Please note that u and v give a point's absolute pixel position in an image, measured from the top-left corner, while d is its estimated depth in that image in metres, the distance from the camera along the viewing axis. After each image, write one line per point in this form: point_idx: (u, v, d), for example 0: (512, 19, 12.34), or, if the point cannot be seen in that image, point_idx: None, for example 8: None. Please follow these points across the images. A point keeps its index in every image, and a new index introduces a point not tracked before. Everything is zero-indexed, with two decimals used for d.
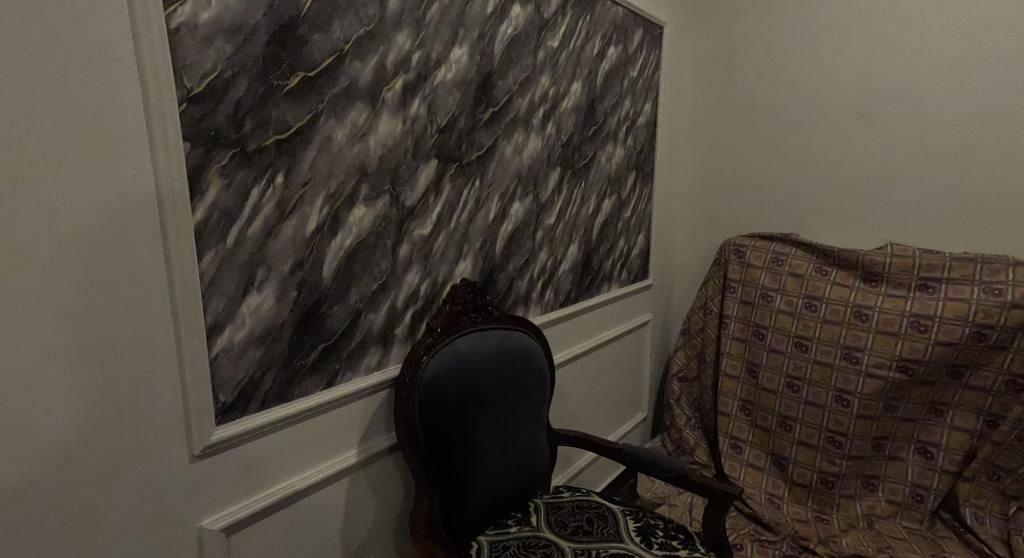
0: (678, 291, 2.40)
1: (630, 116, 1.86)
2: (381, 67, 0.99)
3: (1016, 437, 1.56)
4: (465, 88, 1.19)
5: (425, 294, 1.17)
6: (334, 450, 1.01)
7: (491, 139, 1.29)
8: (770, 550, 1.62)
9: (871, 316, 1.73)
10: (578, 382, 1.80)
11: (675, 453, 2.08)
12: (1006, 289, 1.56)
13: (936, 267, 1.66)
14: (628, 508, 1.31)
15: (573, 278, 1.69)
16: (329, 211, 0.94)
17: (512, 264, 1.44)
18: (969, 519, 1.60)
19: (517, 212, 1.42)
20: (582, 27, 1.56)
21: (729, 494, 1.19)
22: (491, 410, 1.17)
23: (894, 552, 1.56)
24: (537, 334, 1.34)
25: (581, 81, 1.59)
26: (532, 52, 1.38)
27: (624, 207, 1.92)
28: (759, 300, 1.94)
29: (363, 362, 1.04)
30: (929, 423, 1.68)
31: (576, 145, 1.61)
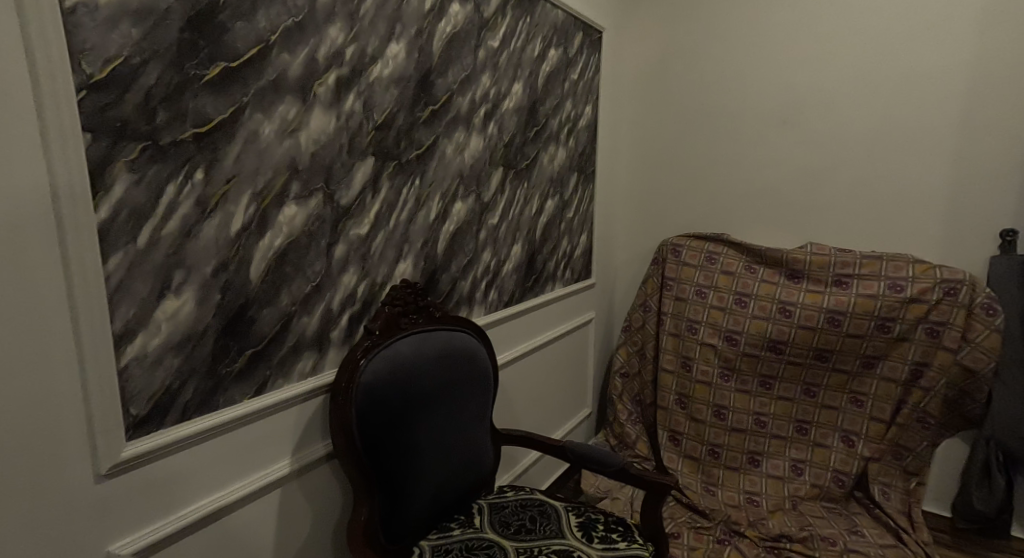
0: (620, 289, 2.47)
1: (571, 117, 1.90)
2: (312, 60, 0.95)
3: (916, 419, 1.74)
4: (404, 85, 1.17)
5: (363, 296, 1.14)
6: (264, 462, 0.96)
7: (431, 137, 1.27)
8: (705, 536, 1.70)
9: (795, 312, 1.84)
10: (523, 381, 1.81)
11: (618, 448, 2.14)
12: (907, 284, 1.71)
13: (849, 265, 1.80)
14: (570, 504, 1.34)
15: (516, 278, 1.70)
16: (257, 209, 0.89)
17: (455, 264, 1.43)
18: (878, 496, 1.76)
19: (459, 211, 1.41)
20: (523, 28, 1.57)
21: (666, 485, 1.23)
22: (433, 413, 1.16)
23: (815, 530, 1.68)
24: (481, 333, 1.34)
25: (522, 82, 1.60)
26: (472, 51, 1.38)
27: (566, 208, 1.95)
28: (694, 297, 2.03)
29: (296, 367, 1.00)
30: (849, 411, 1.81)
31: (518, 146, 1.62)
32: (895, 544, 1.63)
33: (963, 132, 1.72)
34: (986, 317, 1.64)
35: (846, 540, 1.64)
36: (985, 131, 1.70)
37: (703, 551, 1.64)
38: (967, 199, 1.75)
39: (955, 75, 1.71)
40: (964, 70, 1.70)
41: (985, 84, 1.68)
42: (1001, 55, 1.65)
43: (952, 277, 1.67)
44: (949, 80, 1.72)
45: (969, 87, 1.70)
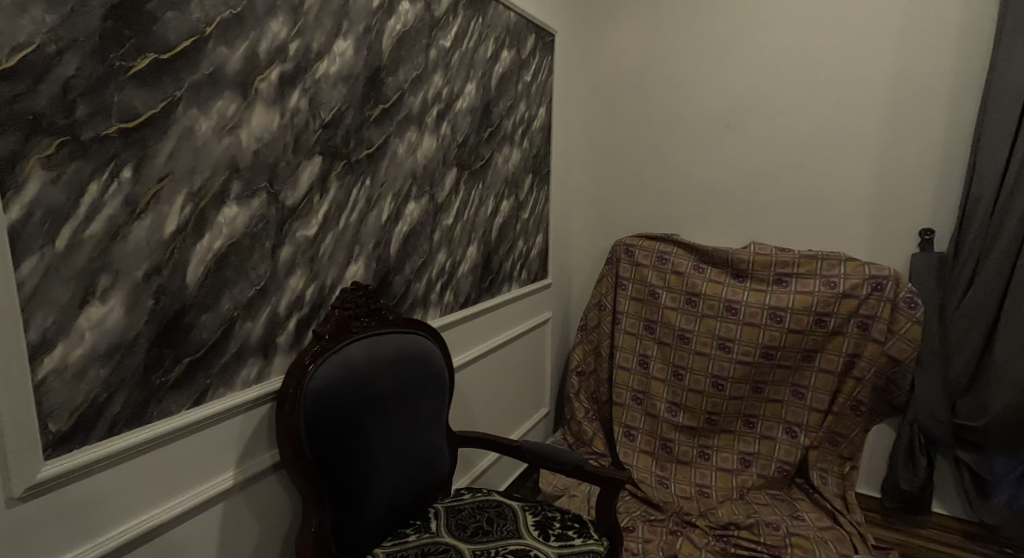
0: (576, 289, 2.50)
1: (525, 118, 1.91)
2: (253, 55, 0.91)
3: (850, 407, 1.85)
4: (352, 83, 1.14)
5: (312, 299, 1.10)
6: (205, 475, 0.92)
7: (382, 137, 1.25)
8: (659, 528, 1.74)
9: (740, 309, 1.92)
10: (480, 382, 1.80)
11: (575, 446, 2.16)
12: (840, 281, 1.82)
13: (788, 263, 1.89)
14: (527, 503, 1.34)
15: (472, 279, 1.69)
16: (193, 209, 0.85)
17: (409, 265, 1.41)
18: (817, 481, 1.86)
19: (412, 212, 1.39)
20: (475, 29, 1.56)
21: (621, 481, 1.26)
22: (387, 418, 1.13)
23: (761, 517, 1.75)
24: (437, 336, 1.33)
25: (475, 83, 1.60)
26: (423, 51, 1.36)
27: (522, 208, 1.96)
28: (647, 296, 2.08)
29: (239, 375, 0.96)
30: (790, 403, 1.91)
31: (472, 146, 1.62)
32: (833, 527, 1.73)
33: (889, 139, 1.84)
34: (908, 310, 1.76)
35: (789, 525, 1.72)
36: (907, 137, 1.82)
37: (657, 543, 1.68)
38: (892, 201, 1.87)
39: (880, 85, 1.83)
40: (888, 80, 1.82)
41: (907, 94, 1.80)
42: (920, 68, 1.77)
43: (880, 273, 1.78)
44: (875, 90, 1.84)
45: (892, 96, 1.82)
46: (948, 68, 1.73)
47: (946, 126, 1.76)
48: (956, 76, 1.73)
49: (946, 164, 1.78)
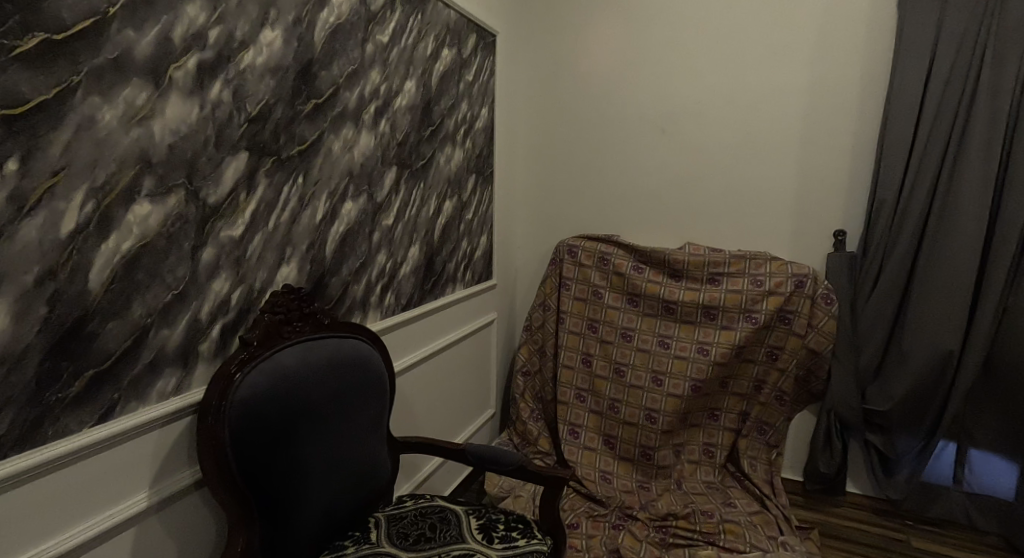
0: (522, 288, 2.51)
1: (467, 119, 1.89)
2: (166, 40, 0.85)
3: (774, 397, 1.96)
4: (281, 75, 1.09)
5: (238, 304, 1.04)
6: (114, 497, 0.84)
7: (316, 133, 1.20)
8: (602, 523, 1.78)
9: (676, 308, 2.00)
10: (424, 385, 1.77)
11: (520, 446, 2.17)
12: (766, 279, 1.92)
13: (720, 263, 1.98)
14: (470, 506, 1.33)
15: (415, 280, 1.66)
16: (96, 207, 0.77)
17: (346, 267, 1.36)
18: (747, 468, 1.96)
19: (350, 212, 1.34)
20: (414, 26, 1.53)
21: (563, 478, 1.27)
22: (322, 426, 1.08)
23: (696, 506, 1.82)
24: (377, 340, 1.29)
25: (415, 80, 1.56)
26: (359, 45, 1.32)
27: (464, 209, 1.94)
28: (591, 295, 2.12)
29: (154, 387, 0.89)
30: (719, 392, 2.01)
31: (412, 145, 1.58)
32: (760, 510, 1.82)
33: (806, 145, 1.97)
34: (824, 306, 1.89)
35: (722, 512, 1.80)
36: (823, 145, 1.95)
37: (599, 538, 1.71)
38: (810, 203, 2.00)
39: (799, 96, 1.95)
40: (806, 91, 1.94)
41: (822, 104, 1.93)
42: (832, 80, 1.90)
43: (800, 272, 1.90)
44: (795, 100, 1.96)
45: (809, 106, 1.94)
46: (856, 81, 1.87)
47: (856, 134, 1.90)
48: (863, 89, 1.87)
49: (855, 169, 1.92)
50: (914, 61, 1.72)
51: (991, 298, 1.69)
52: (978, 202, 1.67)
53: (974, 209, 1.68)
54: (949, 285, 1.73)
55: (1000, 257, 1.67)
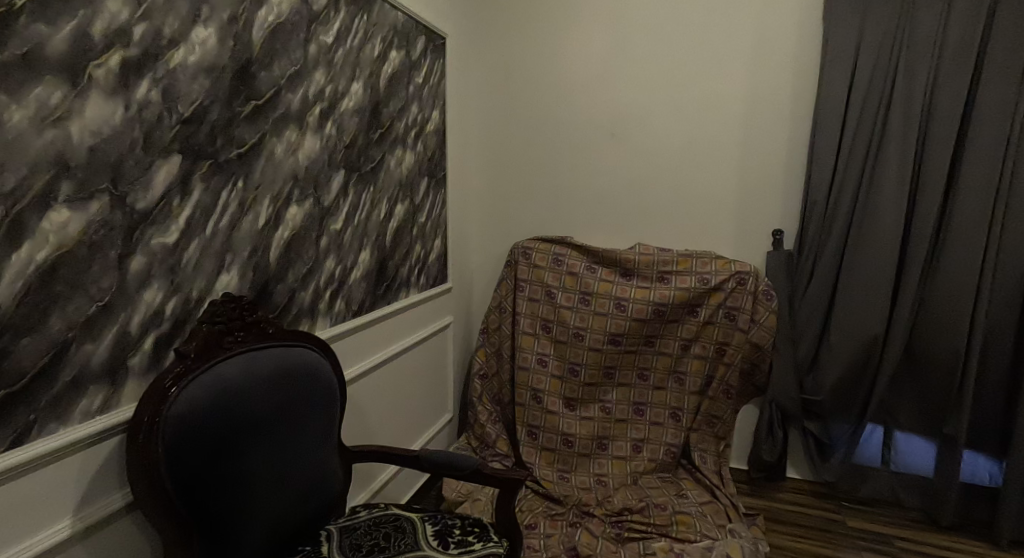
0: (478, 291, 2.51)
1: (417, 121, 1.87)
2: (84, 36, 0.80)
3: (722, 391, 2.03)
4: (216, 75, 1.04)
5: (173, 315, 1.00)
6: (33, 526, 0.78)
7: (256, 136, 1.16)
8: (560, 522, 1.80)
9: (628, 306, 2.04)
10: (378, 392, 1.74)
11: (479, 449, 2.16)
12: (712, 277, 2.00)
13: (669, 262, 2.05)
14: (426, 513, 1.31)
15: (366, 286, 1.63)
16: (5, 214, 0.72)
17: (293, 273, 1.32)
18: (698, 461, 2.03)
19: (295, 216, 1.30)
20: (360, 26, 1.50)
21: (517, 480, 1.27)
22: (264, 438, 1.04)
23: (651, 500, 1.86)
24: (325, 348, 1.25)
25: (362, 82, 1.54)
26: (302, 45, 1.28)
27: (417, 212, 1.92)
28: (544, 296, 2.14)
29: (77, 406, 0.83)
30: (672, 389, 2.07)
31: (361, 148, 1.56)
32: (711, 501, 1.89)
33: (745, 149, 2.06)
34: (766, 302, 1.98)
35: (675, 504, 1.85)
36: (761, 149, 2.04)
37: (557, 537, 1.73)
38: (751, 205, 2.09)
39: (738, 102, 2.04)
40: (744, 98, 2.03)
41: (759, 111, 2.02)
42: (768, 88, 2.00)
43: (742, 270, 1.99)
44: (734, 106, 2.04)
45: (747, 112, 2.03)
46: (789, 89, 1.98)
47: (790, 139, 2.00)
48: (796, 97, 1.97)
49: (790, 173, 2.03)
50: (839, 71, 1.84)
51: (909, 291, 1.83)
52: (896, 203, 1.80)
53: (893, 209, 1.81)
54: (874, 280, 1.86)
55: (915, 254, 1.81)
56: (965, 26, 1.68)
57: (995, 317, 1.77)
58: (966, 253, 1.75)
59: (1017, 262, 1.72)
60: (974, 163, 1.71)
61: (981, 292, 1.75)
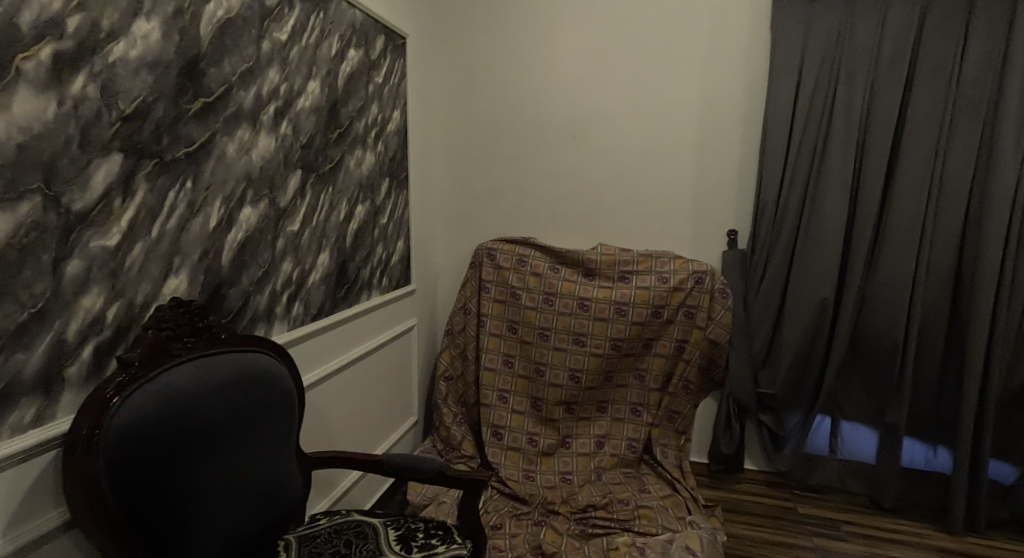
0: (443, 293, 2.49)
1: (378, 122, 1.84)
2: (12, 26, 0.75)
3: (682, 387, 2.08)
4: (161, 71, 1.00)
5: (116, 321, 0.95)
6: None
7: (206, 134, 1.12)
8: (525, 521, 1.80)
9: (591, 306, 2.07)
10: (339, 397, 1.70)
11: (444, 452, 2.15)
12: (671, 277, 2.05)
13: (629, 262, 2.09)
14: (390, 518, 1.30)
15: (326, 288, 1.59)
16: None
17: (247, 276, 1.28)
18: (659, 456, 2.07)
19: (248, 218, 1.26)
20: (316, 24, 1.47)
21: (480, 481, 1.27)
22: (219, 449, 1.01)
23: (614, 496, 1.89)
24: (281, 353, 1.22)
25: (319, 81, 1.51)
26: (254, 41, 1.24)
27: (379, 214, 1.89)
28: (509, 297, 2.14)
29: (7, 420, 0.78)
30: (635, 386, 2.11)
31: (319, 148, 1.52)
32: (672, 494, 1.93)
33: (701, 151, 2.12)
34: (722, 299, 2.05)
35: (638, 499, 1.89)
36: (715, 152, 2.11)
37: (522, 536, 1.73)
38: (706, 205, 2.15)
39: (693, 106, 2.10)
40: (699, 102, 2.09)
41: (713, 115, 2.09)
42: (721, 92, 2.07)
43: (700, 269, 2.05)
44: (690, 110, 2.10)
45: (701, 116, 2.10)
46: (741, 95, 2.05)
47: (743, 142, 2.08)
48: (746, 102, 2.05)
49: (743, 174, 2.10)
50: (786, 78, 1.92)
51: (853, 287, 1.92)
52: (838, 204, 1.90)
53: (837, 210, 1.90)
54: (820, 276, 1.95)
55: (858, 252, 1.90)
56: (899, 36, 1.78)
57: (929, 311, 1.88)
58: (903, 250, 1.85)
59: (948, 259, 1.83)
60: (908, 166, 1.82)
61: (916, 287, 1.86)
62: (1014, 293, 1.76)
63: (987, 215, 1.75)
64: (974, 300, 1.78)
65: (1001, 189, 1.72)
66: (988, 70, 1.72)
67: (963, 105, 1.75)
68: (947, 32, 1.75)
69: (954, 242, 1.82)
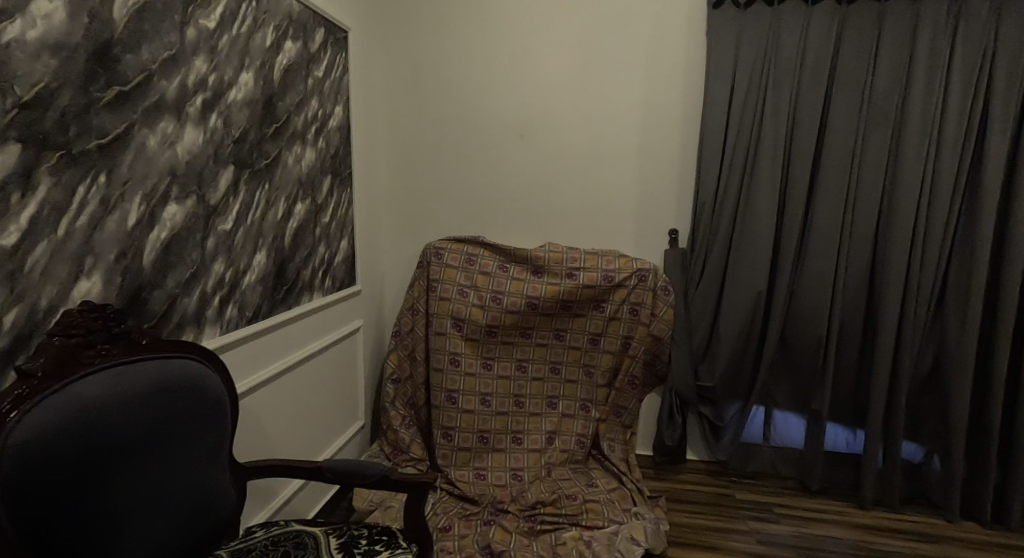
0: (390, 293, 2.44)
1: (318, 117, 1.78)
2: None
3: (627, 382, 2.12)
4: (67, 55, 0.92)
5: (14, 328, 0.87)
6: None
7: (121, 126, 1.04)
8: (474, 521, 1.79)
9: (538, 304, 2.09)
10: (279, 402, 1.63)
11: (392, 455, 2.10)
12: (615, 274, 2.09)
13: (576, 260, 2.12)
14: (331, 526, 1.25)
15: (262, 289, 1.52)
16: None
17: (173, 278, 1.20)
18: (607, 449, 2.10)
19: (173, 216, 1.19)
20: (248, 12, 1.40)
21: (426, 484, 1.25)
22: (138, 461, 0.95)
23: (563, 491, 1.91)
24: (212, 358, 1.15)
25: (253, 73, 1.43)
26: (177, 28, 1.17)
27: (321, 213, 1.83)
28: (457, 295, 2.12)
29: None
30: (584, 382, 2.13)
31: (253, 143, 1.45)
32: (619, 488, 1.97)
33: (643, 151, 2.17)
34: (664, 296, 2.10)
35: (586, 493, 1.91)
36: (657, 152, 2.17)
37: (471, 537, 1.72)
38: (649, 204, 2.21)
39: (635, 107, 2.15)
40: (641, 103, 2.14)
41: (655, 116, 2.14)
42: (662, 94, 2.13)
43: (643, 267, 2.10)
44: (632, 111, 2.15)
45: (644, 117, 2.15)
46: (680, 97, 2.12)
47: (682, 143, 2.15)
48: (685, 104, 2.12)
49: (683, 174, 2.17)
50: (721, 83, 2.00)
51: (782, 282, 2.03)
52: (769, 202, 2.00)
53: (768, 208, 2.00)
54: (754, 272, 2.04)
55: (788, 248, 2.01)
56: (819, 46, 1.90)
57: (848, 305, 2.01)
58: (826, 248, 1.97)
59: (865, 255, 1.97)
60: (830, 169, 1.94)
61: (838, 282, 1.99)
62: (919, 289, 1.92)
63: (896, 216, 1.89)
64: (885, 295, 1.92)
65: (907, 191, 1.87)
66: (896, 81, 1.86)
67: (875, 113, 1.89)
68: (861, 45, 1.87)
69: (869, 241, 1.95)
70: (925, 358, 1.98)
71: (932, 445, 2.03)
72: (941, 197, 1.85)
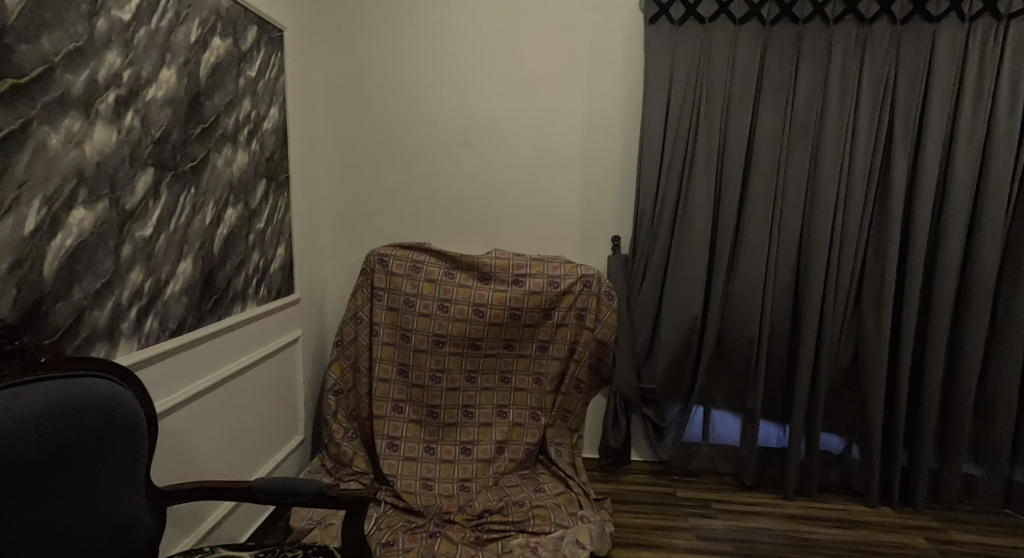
0: (331, 301, 2.36)
1: (251, 118, 1.69)
2: None
3: (572, 387, 2.13)
4: None
5: None
6: None
7: (16, 122, 0.94)
8: (420, 534, 1.74)
9: (486, 312, 2.07)
10: (206, 420, 1.52)
11: (334, 470, 2.01)
12: (561, 280, 2.10)
13: (522, 266, 2.12)
14: (263, 549, 1.19)
15: (187, 300, 1.42)
16: None
17: (82, 289, 1.10)
18: (554, 454, 2.10)
19: (81, 221, 1.09)
20: (169, 5, 1.31)
21: (365, 500, 1.19)
22: (26, 493, 0.85)
23: (511, 500, 1.89)
24: (123, 375, 1.05)
25: (175, 69, 1.35)
26: (85, 18, 1.08)
27: (254, 218, 1.73)
28: (403, 304, 2.08)
29: None
30: (534, 389, 2.12)
31: (176, 144, 1.36)
32: (566, 492, 1.98)
33: (586, 159, 2.21)
34: (608, 301, 2.14)
35: (532, 499, 1.91)
36: (599, 160, 2.21)
37: (416, 551, 1.67)
38: (592, 211, 2.25)
39: (578, 117, 2.19)
40: (583, 113, 2.18)
41: (596, 126, 2.19)
42: (603, 104, 2.17)
43: (588, 272, 2.12)
44: (575, 120, 2.19)
45: (586, 125, 2.19)
46: (620, 108, 2.17)
47: (623, 152, 2.20)
48: (626, 114, 2.17)
49: (623, 182, 2.22)
50: (658, 94, 2.07)
51: (717, 286, 2.12)
52: (705, 209, 2.08)
53: (704, 215, 2.08)
54: (692, 276, 2.12)
55: (722, 253, 2.09)
56: (746, 63, 2.00)
57: (778, 306, 2.12)
58: (757, 253, 2.07)
59: (793, 260, 2.08)
60: (759, 178, 2.04)
61: (768, 285, 2.09)
62: (840, 290, 2.04)
63: (818, 223, 2.01)
64: (809, 298, 2.04)
65: (827, 199, 1.99)
66: (815, 97, 1.98)
67: (798, 126, 2.00)
68: (784, 62, 1.99)
69: (795, 246, 2.06)
70: (847, 355, 2.11)
71: (853, 436, 2.17)
72: (855, 205, 1.99)
